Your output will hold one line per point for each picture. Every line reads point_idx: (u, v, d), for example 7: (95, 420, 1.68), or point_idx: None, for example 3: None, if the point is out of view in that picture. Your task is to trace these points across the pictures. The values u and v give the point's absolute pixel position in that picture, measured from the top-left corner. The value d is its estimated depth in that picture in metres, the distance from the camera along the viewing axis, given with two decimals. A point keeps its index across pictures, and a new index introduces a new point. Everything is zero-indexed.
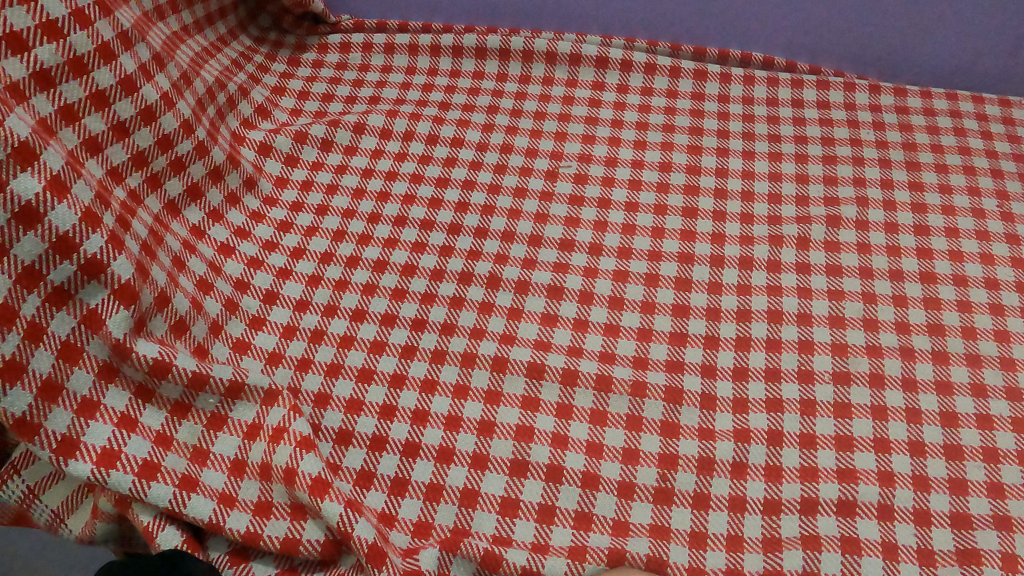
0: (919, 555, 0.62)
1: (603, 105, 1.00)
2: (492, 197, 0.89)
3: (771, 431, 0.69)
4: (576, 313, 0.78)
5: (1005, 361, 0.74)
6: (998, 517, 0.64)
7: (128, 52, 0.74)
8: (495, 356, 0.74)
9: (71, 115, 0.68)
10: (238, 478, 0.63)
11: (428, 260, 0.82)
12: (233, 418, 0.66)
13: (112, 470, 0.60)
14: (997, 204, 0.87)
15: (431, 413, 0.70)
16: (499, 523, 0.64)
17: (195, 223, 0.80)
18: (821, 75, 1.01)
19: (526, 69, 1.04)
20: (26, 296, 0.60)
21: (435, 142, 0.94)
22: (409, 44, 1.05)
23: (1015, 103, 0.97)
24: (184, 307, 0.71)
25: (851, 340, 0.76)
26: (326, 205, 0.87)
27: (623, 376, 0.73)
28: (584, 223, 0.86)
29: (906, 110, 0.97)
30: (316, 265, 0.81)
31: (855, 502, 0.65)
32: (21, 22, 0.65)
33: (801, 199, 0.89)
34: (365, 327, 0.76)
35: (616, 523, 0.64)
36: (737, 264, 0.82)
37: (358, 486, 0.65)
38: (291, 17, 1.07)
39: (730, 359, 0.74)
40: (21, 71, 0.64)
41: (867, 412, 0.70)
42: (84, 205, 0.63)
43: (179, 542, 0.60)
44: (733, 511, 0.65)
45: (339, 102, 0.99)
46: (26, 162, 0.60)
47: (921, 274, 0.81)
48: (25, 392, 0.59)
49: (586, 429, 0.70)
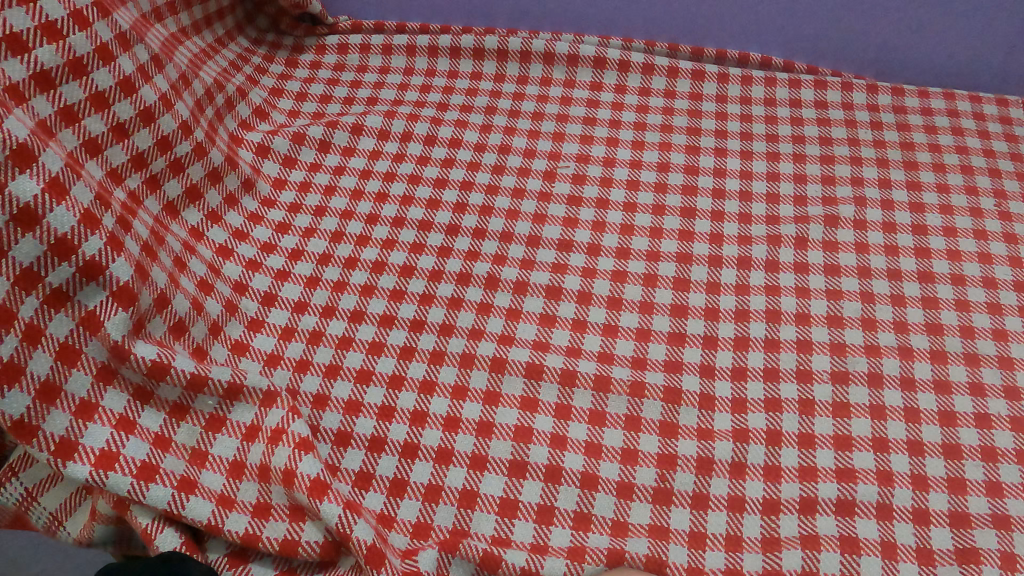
0: (918, 554, 0.62)
1: (601, 105, 1.00)
2: (491, 197, 0.89)
3: (770, 431, 0.69)
4: (574, 313, 0.78)
5: (1003, 360, 0.74)
6: (997, 516, 0.64)
7: (126, 53, 0.74)
8: (494, 357, 0.74)
9: (71, 116, 0.68)
10: (238, 480, 0.63)
11: (426, 261, 0.82)
12: (233, 419, 0.66)
13: (111, 473, 0.60)
14: (994, 203, 0.87)
15: (429, 414, 0.70)
16: (499, 524, 0.64)
17: (194, 225, 0.80)
18: (819, 75, 1.01)
19: (523, 69, 1.04)
20: (25, 298, 0.60)
21: (433, 142, 0.94)
22: (407, 45, 1.06)
23: (1012, 102, 0.97)
24: (184, 308, 0.70)
25: (850, 340, 0.76)
26: (325, 206, 0.87)
27: (622, 376, 0.73)
28: (582, 224, 0.86)
29: (904, 110, 0.97)
30: (314, 266, 0.81)
31: (854, 501, 0.65)
32: (20, 23, 0.65)
33: (799, 199, 0.88)
34: (363, 329, 0.76)
35: (615, 523, 0.64)
36: (735, 264, 0.82)
37: (357, 487, 0.65)
38: (288, 18, 1.07)
39: (728, 359, 0.74)
40: (21, 73, 0.64)
41: (865, 412, 0.70)
42: (83, 207, 0.63)
43: (178, 544, 0.60)
44: (732, 510, 0.65)
45: (337, 103, 0.99)
46: (25, 164, 0.60)
47: (918, 274, 0.81)
48: (24, 395, 0.59)
49: (585, 429, 0.70)
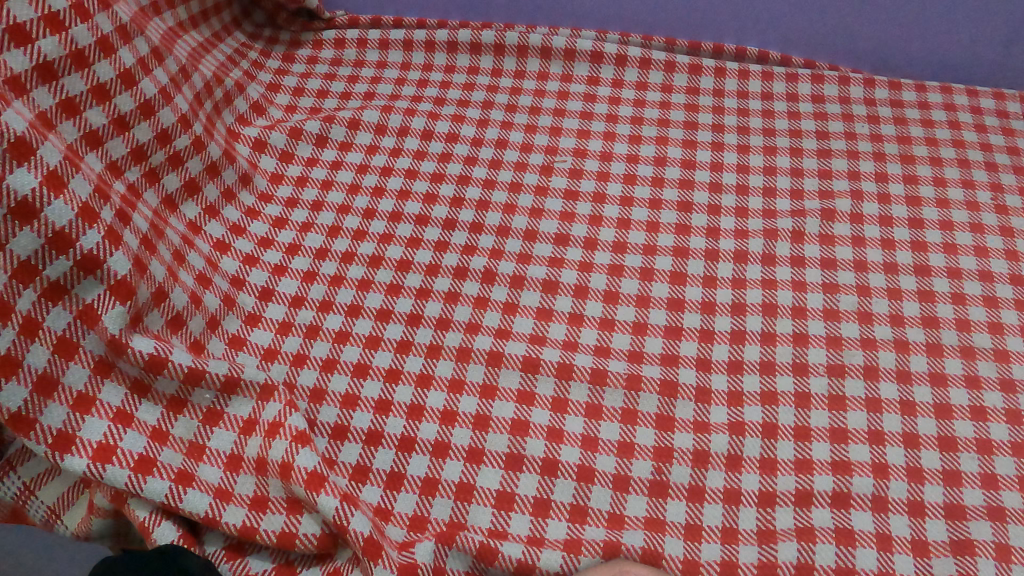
0: (913, 546, 0.62)
1: (598, 100, 1.00)
2: (487, 192, 0.89)
3: (766, 424, 0.69)
4: (571, 307, 0.78)
5: (999, 353, 0.74)
6: (991, 508, 0.64)
7: (126, 46, 0.74)
8: (490, 351, 0.74)
9: (72, 108, 0.68)
10: (235, 473, 0.63)
11: (423, 255, 0.82)
12: (230, 413, 0.66)
13: (108, 465, 0.60)
14: (992, 196, 0.87)
15: (426, 407, 0.70)
16: (495, 517, 0.64)
17: (192, 219, 0.80)
18: (817, 69, 1.01)
19: (520, 64, 1.04)
20: (22, 291, 0.60)
21: (430, 137, 0.94)
22: (404, 40, 1.05)
23: (1010, 97, 0.97)
24: (182, 302, 0.70)
25: (846, 333, 0.76)
26: (321, 201, 0.87)
27: (619, 369, 0.73)
28: (579, 218, 0.86)
29: (901, 104, 0.97)
30: (311, 261, 0.81)
31: (849, 493, 0.65)
32: (24, 14, 0.64)
33: (797, 193, 0.89)
34: (361, 322, 0.76)
35: (611, 516, 0.64)
36: (733, 258, 0.83)
37: (354, 480, 0.65)
38: (285, 13, 1.07)
39: (724, 352, 0.75)
40: (23, 64, 0.64)
41: (861, 404, 0.71)
42: (82, 200, 0.63)
43: (175, 537, 0.61)
44: (728, 503, 0.65)
45: (334, 98, 0.99)
46: (24, 156, 0.60)
47: (916, 267, 0.81)
48: (21, 388, 0.59)
49: (581, 422, 0.70)
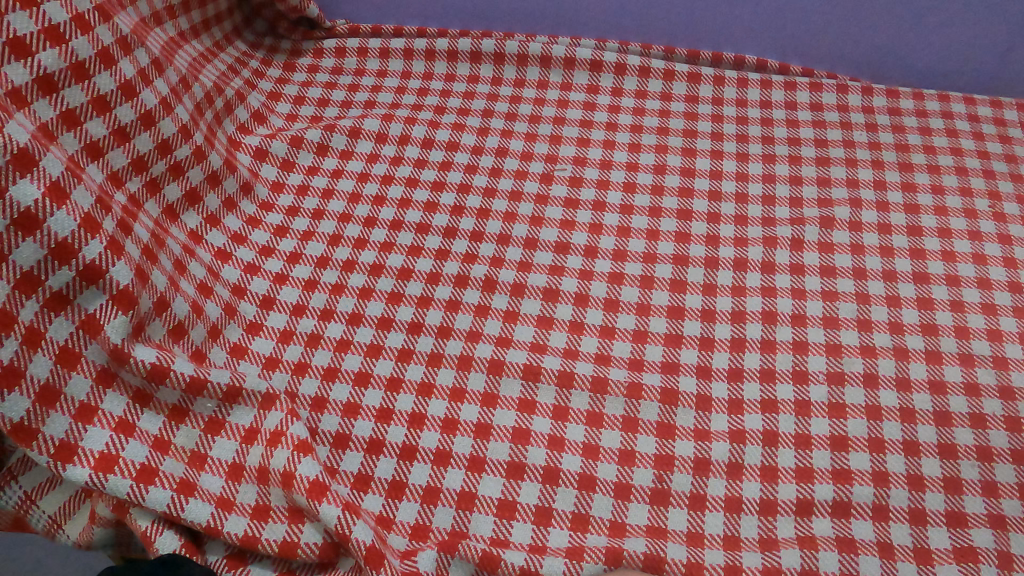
0: (915, 554, 0.62)
1: (598, 108, 1.00)
2: (488, 200, 0.89)
3: (767, 432, 0.70)
4: (572, 315, 0.78)
5: (997, 360, 0.74)
6: (992, 516, 0.64)
7: (127, 57, 0.74)
8: (491, 359, 0.74)
9: (72, 120, 0.68)
10: (237, 482, 0.63)
11: (424, 264, 0.82)
12: (232, 422, 0.66)
13: (110, 475, 0.61)
14: (989, 204, 0.88)
15: (427, 416, 0.70)
16: (497, 526, 0.64)
17: (193, 228, 0.80)
18: (815, 77, 1.02)
19: (520, 72, 1.04)
20: (25, 301, 0.60)
21: (430, 146, 0.95)
22: (405, 49, 1.06)
23: (1006, 104, 0.98)
24: (184, 311, 0.71)
25: (845, 340, 0.76)
26: (323, 210, 0.87)
27: (619, 377, 0.73)
28: (579, 226, 0.87)
29: (899, 112, 0.98)
30: (312, 269, 0.81)
31: (850, 502, 0.65)
32: (24, 27, 0.64)
33: (795, 201, 0.89)
34: (362, 331, 0.76)
35: (612, 524, 0.64)
36: (732, 265, 0.83)
37: (356, 489, 0.66)
38: (286, 22, 1.08)
39: (725, 360, 0.75)
40: (24, 76, 0.64)
41: (861, 412, 0.71)
42: (84, 211, 0.64)
43: (177, 546, 0.60)
44: (730, 512, 0.65)
45: (335, 106, 1.00)
46: (26, 168, 0.61)
47: (914, 274, 0.81)
48: (24, 398, 0.59)
49: (582, 430, 0.70)
